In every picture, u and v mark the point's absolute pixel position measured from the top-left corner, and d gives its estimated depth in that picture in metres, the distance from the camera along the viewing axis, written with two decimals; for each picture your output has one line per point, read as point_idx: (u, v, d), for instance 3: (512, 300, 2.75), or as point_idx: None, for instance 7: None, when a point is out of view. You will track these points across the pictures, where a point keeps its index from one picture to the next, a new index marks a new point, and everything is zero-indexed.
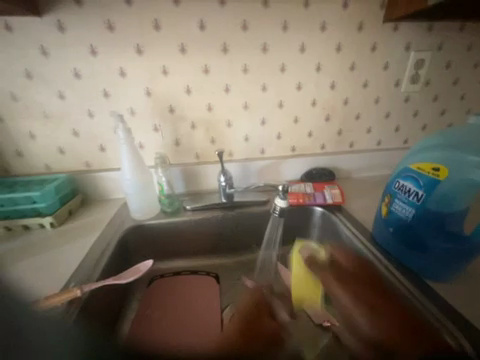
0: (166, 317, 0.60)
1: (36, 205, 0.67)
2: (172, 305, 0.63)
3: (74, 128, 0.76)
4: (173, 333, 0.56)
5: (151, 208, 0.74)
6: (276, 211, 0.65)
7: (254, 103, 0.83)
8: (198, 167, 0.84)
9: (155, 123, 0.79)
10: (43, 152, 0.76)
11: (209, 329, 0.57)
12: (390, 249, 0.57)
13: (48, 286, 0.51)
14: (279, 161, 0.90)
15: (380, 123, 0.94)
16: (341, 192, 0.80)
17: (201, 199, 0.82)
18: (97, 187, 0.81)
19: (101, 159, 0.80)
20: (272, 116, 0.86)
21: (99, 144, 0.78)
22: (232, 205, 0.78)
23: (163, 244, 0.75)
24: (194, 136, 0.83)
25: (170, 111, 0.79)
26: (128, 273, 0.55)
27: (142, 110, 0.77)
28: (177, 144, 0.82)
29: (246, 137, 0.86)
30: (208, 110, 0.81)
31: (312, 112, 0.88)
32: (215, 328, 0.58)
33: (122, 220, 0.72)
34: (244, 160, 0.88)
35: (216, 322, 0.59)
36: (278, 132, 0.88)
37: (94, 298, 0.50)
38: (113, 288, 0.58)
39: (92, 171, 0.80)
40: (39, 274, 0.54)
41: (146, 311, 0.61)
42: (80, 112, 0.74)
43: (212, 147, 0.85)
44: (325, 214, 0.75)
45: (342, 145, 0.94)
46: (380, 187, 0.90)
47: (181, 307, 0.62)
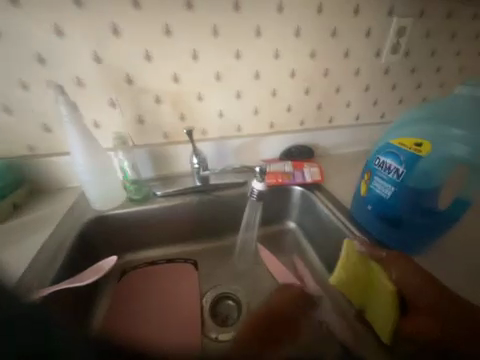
0: (141, 311, 0.56)
1: None
2: (148, 298, 0.59)
3: (5, 104, 0.61)
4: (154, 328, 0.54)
5: (115, 197, 0.66)
6: (253, 194, 0.61)
7: (227, 74, 0.74)
8: (168, 148, 0.75)
9: (111, 97, 0.67)
10: None
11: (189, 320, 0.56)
12: (368, 226, 0.57)
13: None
14: (257, 138, 0.84)
15: (359, 97, 0.91)
16: (320, 169, 0.77)
17: (174, 183, 0.75)
18: (47, 175, 0.69)
19: (47, 142, 0.67)
20: (248, 89, 0.78)
21: (41, 123, 0.64)
22: (208, 189, 0.73)
23: (133, 235, 0.68)
24: (160, 112, 0.72)
25: (128, 81, 0.67)
26: (90, 273, 0.51)
27: (92, 81, 0.64)
28: (140, 121, 0.71)
29: (220, 112, 0.78)
30: (175, 81, 0.70)
31: (291, 85, 0.81)
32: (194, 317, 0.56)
33: (82, 212, 0.63)
34: (219, 138, 0.80)
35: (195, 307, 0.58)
36: (255, 107, 0.81)
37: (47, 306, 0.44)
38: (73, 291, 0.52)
39: (38, 156, 0.67)
40: None
41: (122, 308, 0.57)
42: (10, 82, 0.59)
43: (182, 124, 0.75)
44: (304, 193, 0.74)
45: (322, 121, 0.90)
46: (357, 163, 0.89)
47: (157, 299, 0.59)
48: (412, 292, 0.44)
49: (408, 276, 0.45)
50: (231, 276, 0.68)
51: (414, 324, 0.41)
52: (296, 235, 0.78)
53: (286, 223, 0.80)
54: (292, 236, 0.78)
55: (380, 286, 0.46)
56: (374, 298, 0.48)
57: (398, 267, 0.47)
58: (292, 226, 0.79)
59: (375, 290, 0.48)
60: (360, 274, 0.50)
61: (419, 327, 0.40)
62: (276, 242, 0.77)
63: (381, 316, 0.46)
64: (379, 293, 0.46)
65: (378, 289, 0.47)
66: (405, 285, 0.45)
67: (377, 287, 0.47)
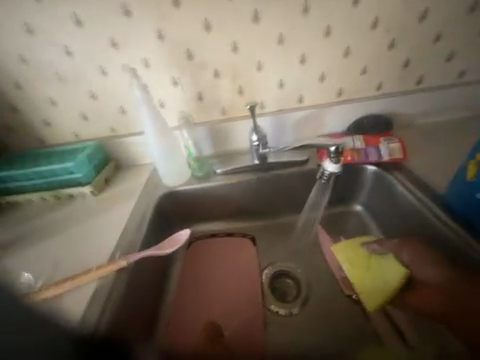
0: (209, 278, 0.64)
1: (74, 175, 0.69)
2: (208, 267, 0.66)
3: (91, 90, 0.69)
4: (192, 307, 0.59)
5: (181, 174, 0.71)
6: (324, 175, 0.59)
7: (291, 35, 0.64)
8: (226, 125, 0.75)
9: (174, 76, 0.68)
10: (68, 120, 0.73)
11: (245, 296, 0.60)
12: (470, 219, 0.46)
13: (102, 255, 0.55)
14: (321, 110, 0.74)
15: (470, 45, 0.67)
16: (402, 145, 0.64)
17: (233, 161, 0.75)
18: (125, 153, 0.79)
19: (124, 124, 0.74)
20: (315, 51, 0.67)
21: (119, 106, 0.71)
22: (267, 167, 0.71)
23: (197, 210, 0.73)
24: (218, 87, 0.70)
25: (189, 57, 0.65)
26: (168, 244, 0.58)
27: (156, 61, 0.65)
28: (200, 99, 0.71)
29: (280, 82, 0.70)
30: (234, 51, 0.65)
31: (371, 39, 0.66)
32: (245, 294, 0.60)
33: (156, 186, 0.71)
34: (278, 112, 0.74)
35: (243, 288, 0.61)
36: (322, 72, 0.70)
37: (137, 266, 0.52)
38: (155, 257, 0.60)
39: (118, 137, 0.76)
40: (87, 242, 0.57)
41: (183, 273, 0.65)
42: (92, 69, 0.66)
43: (240, 99, 0.72)
44: (379, 173, 0.64)
45: (408, 83, 0.72)
46: (453, 136, 0.70)
47: (219, 269, 0.65)
48: (421, 273, 0.49)
49: (420, 258, 0.49)
50: (290, 255, 0.68)
51: (420, 298, 0.48)
52: (362, 219, 0.70)
53: (351, 205, 0.72)
54: (357, 220, 0.71)
55: (388, 269, 0.52)
56: (368, 277, 0.53)
57: (411, 251, 0.51)
58: (358, 209, 0.71)
59: (376, 270, 0.53)
60: (360, 257, 0.56)
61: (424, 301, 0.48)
62: (339, 226, 0.71)
63: (375, 293, 0.52)
64: (384, 272, 0.52)
65: (384, 271, 0.52)
66: (415, 266, 0.50)
67: (383, 269, 0.52)
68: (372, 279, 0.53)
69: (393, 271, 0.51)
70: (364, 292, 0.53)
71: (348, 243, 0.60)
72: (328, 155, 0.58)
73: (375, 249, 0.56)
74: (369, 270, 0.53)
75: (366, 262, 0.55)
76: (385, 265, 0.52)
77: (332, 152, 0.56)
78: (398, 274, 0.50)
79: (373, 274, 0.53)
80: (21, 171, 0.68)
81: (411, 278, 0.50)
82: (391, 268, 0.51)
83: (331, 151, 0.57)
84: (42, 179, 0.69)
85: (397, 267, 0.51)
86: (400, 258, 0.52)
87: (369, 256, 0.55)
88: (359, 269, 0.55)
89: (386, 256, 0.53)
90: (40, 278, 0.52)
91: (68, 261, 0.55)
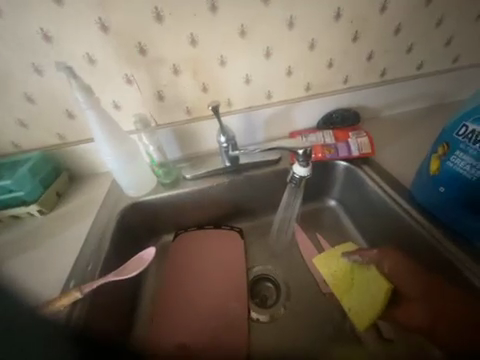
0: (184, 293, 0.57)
1: (14, 194, 0.58)
2: (186, 283, 0.59)
3: (26, 92, 0.58)
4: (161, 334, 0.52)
5: (146, 183, 0.65)
6: (294, 179, 0.56)
7: (254, 26, 0.60)
8: (192, 125, 0.69)
9: (126, 73, 0.60)
10: (1, 128, 0.62)
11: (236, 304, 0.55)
12: (434, 210, 0.48)
13: (54, 288, 0.48)
14: (291, 105, 0.72)
15: (426, 36, 0.69)
16: (370, 139, 0.65)
17: (202, 163, 0.70)
18: (80, 162, 0.70)
19: (73, 129, 0.65)
20: (280, 43, 0.63)
21: (65, 110, 0.62)
22: (239, 169, 0.67)
23: (167, 219, 0.68)
24: (179, 85, 0.64)
25: (141, 52, 0.58)
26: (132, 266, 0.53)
27: (104, 57, 0.57)
28: (161, 98, 0.65)
29: (246, 78, 0.66)
30: (192, 45, 0.59)
31: (335, 30, 0.64)
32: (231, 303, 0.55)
33: (118, 198, 0.64)
34: (247, 109, 0.70)
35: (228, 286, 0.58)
36: (289, 66, 0.67)
37: (99, 294, 0.47)
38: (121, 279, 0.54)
39: (68, 145, 0.66)
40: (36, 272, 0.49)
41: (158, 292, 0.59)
42: (24, 67, 0.56)
43: (205, 97, 0.67)
44: (349, 168, 0.64)
45: (372, 75, 0.73)
46: (414, 127, 0.73)
47: (199, 282, 0.59)
48: (403, 285, 0.46)
49: (402, 269, 0.47)
50: (267, 257, 0.66)
51: (404, 314, 0.46)
52: (336, 213, 0.71)
53: (325, 200, 0.72)
54: (331, 215, 0.71)
55: (370, 281, 0.50)
56: (352, 293, 0.52)
57: (390, 259, 0.48)
58: (332, 204, 0.72)
59: (359, 286, 0.52)
60: (344, 270, 0.56)
61: (412, 316, 0.44)
62: (314, 222, 0.71)
63: (363, 309, 0.50)
64: (367, 287, 0.50)
65: (367, 284, 0.51)
66: (397, 276, 0.47)
67: (367, 282, 0.51)
68: (358, 294, 0.51)
69: (376, 285, 0.49)
70: (354, 309, 0.51)
71: (329, 256, 0.60)
72: (297, 158, 0.55)
73: (356, 259, 0.54)
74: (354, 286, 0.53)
75: (349, 276, 0.54)
76: (368, 277, 0.51)
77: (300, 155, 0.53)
78: (381, 285, 0.48)
79: (358, 290, 0.52)
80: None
81: (395, 290, 0.47)
82: (373, 280, 0.50)
83: (299, 154, 0.54)
84: None
85: (379, 278, 0.49)
86: (382, 269, 0.49)
87: (351, 268, 0.55)
88: (343, 283, 0.55)
89: (369, 267, 0.52)
90: None
91: None
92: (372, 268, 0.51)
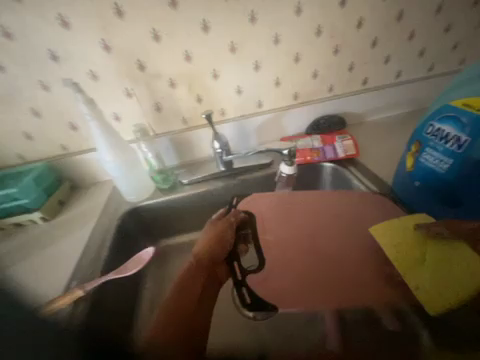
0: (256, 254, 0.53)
1: (19, 202, 0.61)
2: (286, 236, 0.58)
3: (33, 107, 0.63)
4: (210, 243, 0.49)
5: (144, 188, 0.68)
6: (281, 177, 0.63)
7: (243, 43, 0.66)
8: (188, 134, 0.73)
9: (127, 87, 0.65)
10: (8, 141, 0.66)
11: (312, 292, 0.47)
12: (414, 203, 0.52)
13: (56, 290, 0.50)
14: (279, 113, 0.77)
15: (401, 48, 0.75)
16: (354, 142, 0.70)
17: (198, 169, 0.74)
18: (81, 172, 0.72)
19: (76, 140, 0.69)
20: (267, 57, 0.69)
21: (69, 122, 0.66)
22: (232, 173, 0.71)
23: (165, 223, 0.71)
24: (175, 97, 0.69)
25: (140, 68, 0.63)
26: (132, 264, 0.55)
27: (105, 73, 0.62)
28: (159, 110, 0.69)
29: (238, 89, 0.72)
30: (187, 61, 0.65)
31: (316, 45, 0.70)
32: (307, 278, 0.49)
33: (118, 204, 0.67)
34: (239, 118, 0.75)
35: (324, 245, 0.54)
36: (276, 77, 0.72)
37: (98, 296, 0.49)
38: (120, 283, 0.56)
39: (70, 155, 0.70)
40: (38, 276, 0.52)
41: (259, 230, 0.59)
42: (32, 84, 0.60)
43: (200, 107, 0.71)
44: (336, 169, 0.68)
45: (355, 84, 0.78)
46: (396, 130, 0.78)
47: (288, 234, 0.58)
48: None
49: None
50: None
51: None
52: None
53: None
54: None
55: (459, 262, 0.36)
56: (424, 275, 0.38)
57: None
58: None
59: (438, 266, 0.37)
60: (415, 245, 0.42)
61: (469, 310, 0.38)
62: None
63: (437, 291, 0.36)
64: (453, 268, 0.36)
65: (447, 265, 0.37)
66: None
67: (446, 259, 0.37)
68: (435, 276, 0.37)
69: (467, 266, 0.35)
70: (424, 288, 0.37)
71: (393, 227, 0.46)
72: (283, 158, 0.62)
73: (433, 228, 0.40)
74: (425, 267, 0.38)
75: (417, 249, 0.41)
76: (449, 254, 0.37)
77: (284, 155, 0.61)
78: (472, 267, 0.34)
79: (434, 270, 0.38)
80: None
81: None
82: (462, 260, 0.36)
83: (285, 154, 0.61)
84: None
85: (464, 256, 0.36)
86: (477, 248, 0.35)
87: (424, 243, 0.41)
88: (410, 257, 0.41)
89: (457, 243, 0.37)
90: None
91: None
92: (459, 241, 0.37)
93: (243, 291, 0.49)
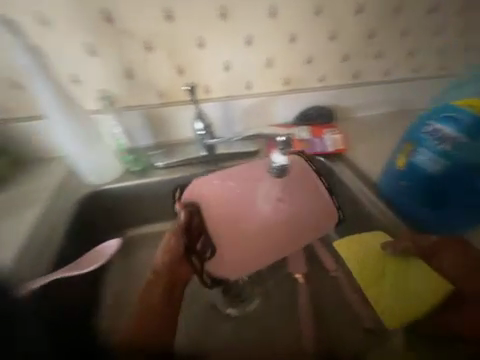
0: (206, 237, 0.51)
1: None
2: (229, 201, 0.55)
3: None
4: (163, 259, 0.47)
5: (109, 171, 0.57)
6: (274, 169, 0.54)
7: (235, 10, 0.58)
8: (165, 110, 0.63)
9: (90, 43, 0.53)
10: None
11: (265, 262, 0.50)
12: (399, 204, 0.52)
13: None
14: (269, 98, 0.71)
15: (394, 45, 0.74)
16: (343, 137, 0.68)
17: (175, 152, 0.65)
18: (27, 144, 0.58)
19: (20, 103, 0.55)
20: (261, 32, 0.62)
21: (8, 78, 0.52)
22: (214, 159, 0.64)
23: (134, 211, 0.62)
24: (151, 63, 0.58)
25: (108, 20, 0.51)
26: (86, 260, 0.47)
27: (61, 21, 0.50)
28: (130, 77, 0.58)
29: (226, 64, 0.63)
30: (168, 20, 0.55)
31: (313, 27, 0.65)
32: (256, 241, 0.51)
33: (75, 186, 0.57)
34: (226, 98, 0.67)
35: (267, 214, 0.53)
36: (268, 57, 0.66)
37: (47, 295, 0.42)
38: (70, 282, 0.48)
39: (12, 121, 0.56)
40: None
41: (205, 204, 0.54)
42: None
43: (181, 81, 0.62)
44: (324, 164, 0.65)
45: (346, 76, 0.75)
46: (381, 130, 0.77)
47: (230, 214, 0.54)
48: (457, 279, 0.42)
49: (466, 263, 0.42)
50: None
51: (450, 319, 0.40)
52: None
53: None
54: None
55: (417, 280, 0.44)
56: (385, 290, 0.45)
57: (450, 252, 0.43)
58: None
59: (394, 281, 0.45)
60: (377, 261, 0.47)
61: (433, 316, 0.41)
62: None
63: (396, 305, 0.43)
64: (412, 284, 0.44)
65: (407, 283, 0.44)
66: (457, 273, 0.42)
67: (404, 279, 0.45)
68: (393, 290, 0.44)
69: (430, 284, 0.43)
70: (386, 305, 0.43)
71: (354, 242, 0.50)
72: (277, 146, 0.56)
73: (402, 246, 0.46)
74: (386, 283, 0.45)
75: (379, 260, 0.47)
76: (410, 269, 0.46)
77: (281, 141, 0.55)
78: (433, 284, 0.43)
79: (393, 288, 0.45)
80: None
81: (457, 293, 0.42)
82: (421, 277, 0.44)
83: (280, 142, 0.56)
84: None
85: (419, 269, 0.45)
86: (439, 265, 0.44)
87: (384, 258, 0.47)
88: (373, 272, 0.47)
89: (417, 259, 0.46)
90: None
91: None
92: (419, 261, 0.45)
93: (204, 278, 0.49)
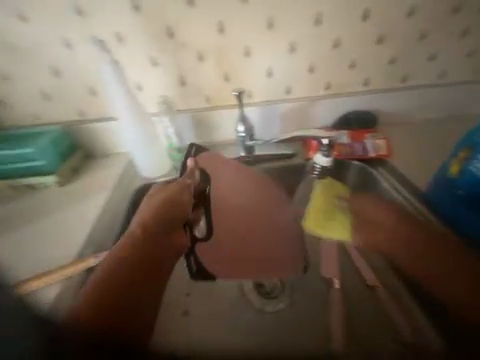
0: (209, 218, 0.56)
1: (36, 163, 0.61)
2: (229, 203, 0.59)
3: (54, 66, 0.60)
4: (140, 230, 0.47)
5: (160, 166, 0.65)
6: (316, 169, 0.61)
7: (281, 19, 0.61)
8: (210, 113, 0.69)
9: (153, 55, 0.61)
10: (26, 100, 0.63)
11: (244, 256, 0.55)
12: (450, 212, 0.51)
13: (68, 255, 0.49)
14: (308, 103, 0.72)
15: (451, 46, 0.69)
16: (386, 143, 0.67)
17: (217, 152, 0.70)
18: (96, 141, 0.69)
19: (94, 107, 0.65)
20: (304, 38, 0.64)
21: (88, 86, 0.63)
22: (253, 160, 0.67)
23: None
24: (202, 71, 0.64)
25: (169, 35, 0.59)
26: None
27: (132, 38, 0.59)
28: (183, 83, 0.65)
29: (269, 71, 0.67)
30: (219, 33, 0.60)
31: (359, 31, 0.65)
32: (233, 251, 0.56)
33: (132, 178, 0.65)
34: (266, 103, 0.71)
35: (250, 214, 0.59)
36: (310, 63, 0.67)
37: None
38: None
39: (87, 122, 0.67)
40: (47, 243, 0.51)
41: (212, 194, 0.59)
42: (54, 41, 0.58)
43: (226, 86, 0.67)
44: (364, 169, 0.64)
45: (393, 80, 0.73)
46: (431, 137, 0.72)
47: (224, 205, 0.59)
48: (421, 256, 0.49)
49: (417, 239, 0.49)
50: None
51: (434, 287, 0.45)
52: None
53: None
54: None
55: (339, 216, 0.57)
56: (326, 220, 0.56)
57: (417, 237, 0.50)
58: None
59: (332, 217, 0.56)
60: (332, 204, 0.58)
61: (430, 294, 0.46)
62: None
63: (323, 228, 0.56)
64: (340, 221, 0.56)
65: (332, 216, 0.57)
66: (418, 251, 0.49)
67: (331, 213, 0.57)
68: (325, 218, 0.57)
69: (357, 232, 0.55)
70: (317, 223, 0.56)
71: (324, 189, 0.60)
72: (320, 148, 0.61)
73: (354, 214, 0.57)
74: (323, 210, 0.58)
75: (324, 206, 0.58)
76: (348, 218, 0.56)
77: (324, 145, 0.59)
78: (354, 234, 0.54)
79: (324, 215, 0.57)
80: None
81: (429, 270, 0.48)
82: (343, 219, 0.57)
83: (323, 144, 0.60)
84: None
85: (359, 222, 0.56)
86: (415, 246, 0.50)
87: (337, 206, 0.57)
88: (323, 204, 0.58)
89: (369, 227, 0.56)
90: None
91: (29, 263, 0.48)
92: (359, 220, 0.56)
93: (190, 261, 0.54)
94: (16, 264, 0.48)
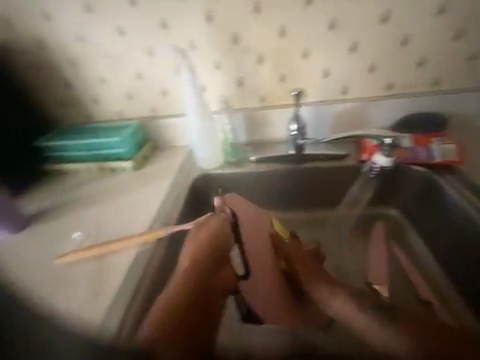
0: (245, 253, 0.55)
1: (119, 150, 0.73)
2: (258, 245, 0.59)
3: (138, 70, 0.72)
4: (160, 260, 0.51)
5: (215, 159, 0.71)
6: (374, 169, 0.63)
7: (344, 20, 0.62)
8: (263, 113, 0.72)
9: (217, 59, 0.68)
10: (112, 98, 0.76)
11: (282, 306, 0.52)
12: None
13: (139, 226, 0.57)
14: (366, 103, 0.69)
15: None
16: (457, 147, 0.60)
17: (266, 150, 0.73)
18: (162, 135, 0.79)
19: (165, 105, 0.76)
20: (368, 37, 0.63)
21: (161, 87, 0.73)
22: (302, 158, 0.69)
23: None
24: (260, 73, 0.69)
25: (234, 41, 0.66)
26: None
27: (202, 44, 0.67)
28: (240, 84, 0.70)
29: (326, 71, 0.67)
30: (281, 36, 0.64)
31: (430, 27, 0.61)
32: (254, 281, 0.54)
33: (189, 169, 0.73)
34: (319, 103, 0.70)
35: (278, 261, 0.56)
36: (373, 62, 0.65)
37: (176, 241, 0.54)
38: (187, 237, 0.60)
39: (157, 118, 0.77)
40: (123, 216, 0.60)
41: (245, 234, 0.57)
42: (141, 50, 0.70)
43: (282, 87, 0.70)
44: (427, 174, 0.60)
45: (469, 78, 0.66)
46: None
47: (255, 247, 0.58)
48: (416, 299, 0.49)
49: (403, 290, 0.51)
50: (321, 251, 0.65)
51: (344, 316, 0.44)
52: (399, 222, 0.67)
53: (388, 207, 0.69)
54: (393, 223, 0.67)
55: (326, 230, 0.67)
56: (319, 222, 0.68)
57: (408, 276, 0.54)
58: (396, 212, 0.68)
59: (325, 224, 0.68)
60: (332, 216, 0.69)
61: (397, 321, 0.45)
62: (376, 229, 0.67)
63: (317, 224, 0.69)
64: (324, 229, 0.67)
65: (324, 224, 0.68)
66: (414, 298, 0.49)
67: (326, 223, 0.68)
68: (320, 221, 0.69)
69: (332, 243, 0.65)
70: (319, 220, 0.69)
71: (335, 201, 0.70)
72: (380, 148, 0.62)
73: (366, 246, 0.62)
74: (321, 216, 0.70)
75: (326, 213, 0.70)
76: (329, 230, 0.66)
77: (386, 145, 0.61)
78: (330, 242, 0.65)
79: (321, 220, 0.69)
80: (73, 141, 0.73)
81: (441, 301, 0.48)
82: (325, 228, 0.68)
83: (385, 144, 0.61)
84: (90, 151, 0.74)
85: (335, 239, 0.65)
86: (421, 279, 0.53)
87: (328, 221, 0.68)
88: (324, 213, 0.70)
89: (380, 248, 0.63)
90: (89, 236, 0.56)
91: (108, 230, 0.57)
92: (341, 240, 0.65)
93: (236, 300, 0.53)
94: (101, 229, 0.58)
